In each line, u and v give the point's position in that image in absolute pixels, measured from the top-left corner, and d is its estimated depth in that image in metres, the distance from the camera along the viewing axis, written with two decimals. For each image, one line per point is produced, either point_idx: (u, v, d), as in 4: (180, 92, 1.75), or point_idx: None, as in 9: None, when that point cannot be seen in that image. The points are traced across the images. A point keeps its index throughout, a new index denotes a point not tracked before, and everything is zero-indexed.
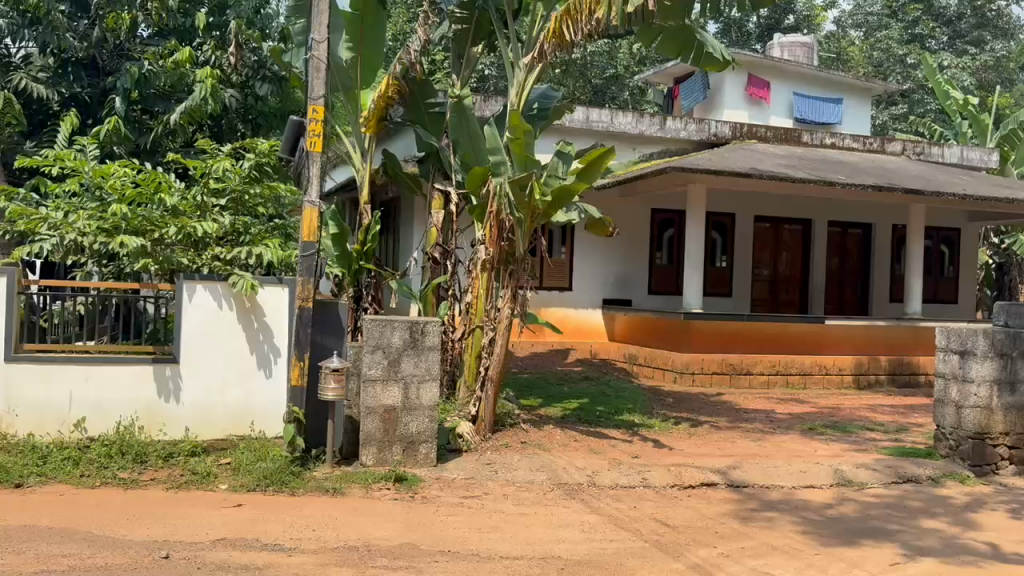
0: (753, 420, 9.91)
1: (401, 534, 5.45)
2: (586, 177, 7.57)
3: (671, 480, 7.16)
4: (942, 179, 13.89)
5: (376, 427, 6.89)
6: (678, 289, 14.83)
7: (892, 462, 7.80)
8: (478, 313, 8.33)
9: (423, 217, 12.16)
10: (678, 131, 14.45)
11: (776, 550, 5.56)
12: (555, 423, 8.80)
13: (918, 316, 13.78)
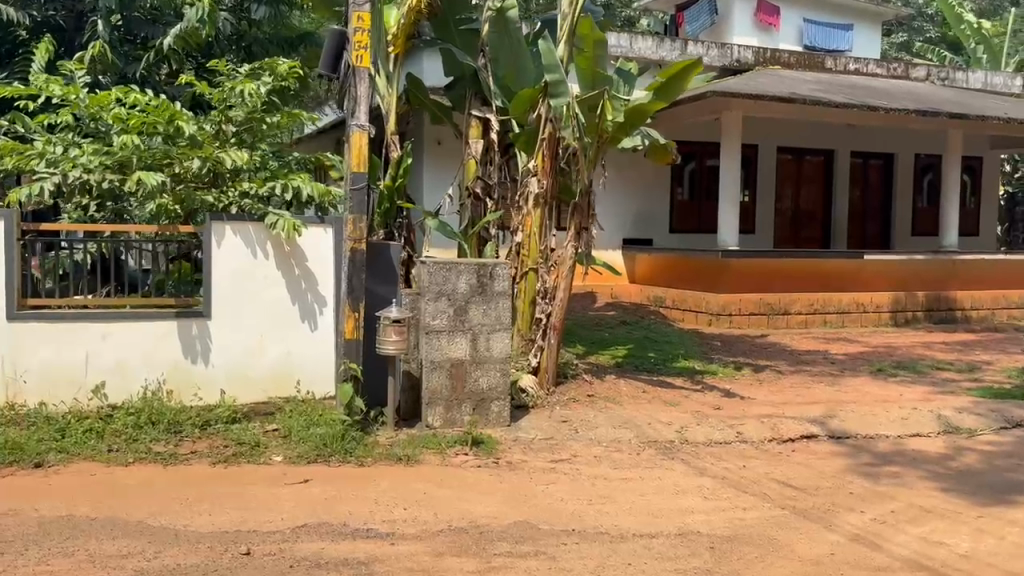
0: (814, 363, 9.24)
1: (508, 511, 4.65)
2: (664, 96, 6.71)
3: (768, 433, 6.45)
4: (978, 103, 13.24)
5: (443, 383, 6.07)
6: (699, 226, 14.07)
7: (994, 404, 7.19)
8: (530, 253, 7.29)
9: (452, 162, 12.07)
10: (699, 56, 13.62)
11: (933, 513, 4.87)
12: (615, 373, 8.02)
13: (953, 249, 13.22)
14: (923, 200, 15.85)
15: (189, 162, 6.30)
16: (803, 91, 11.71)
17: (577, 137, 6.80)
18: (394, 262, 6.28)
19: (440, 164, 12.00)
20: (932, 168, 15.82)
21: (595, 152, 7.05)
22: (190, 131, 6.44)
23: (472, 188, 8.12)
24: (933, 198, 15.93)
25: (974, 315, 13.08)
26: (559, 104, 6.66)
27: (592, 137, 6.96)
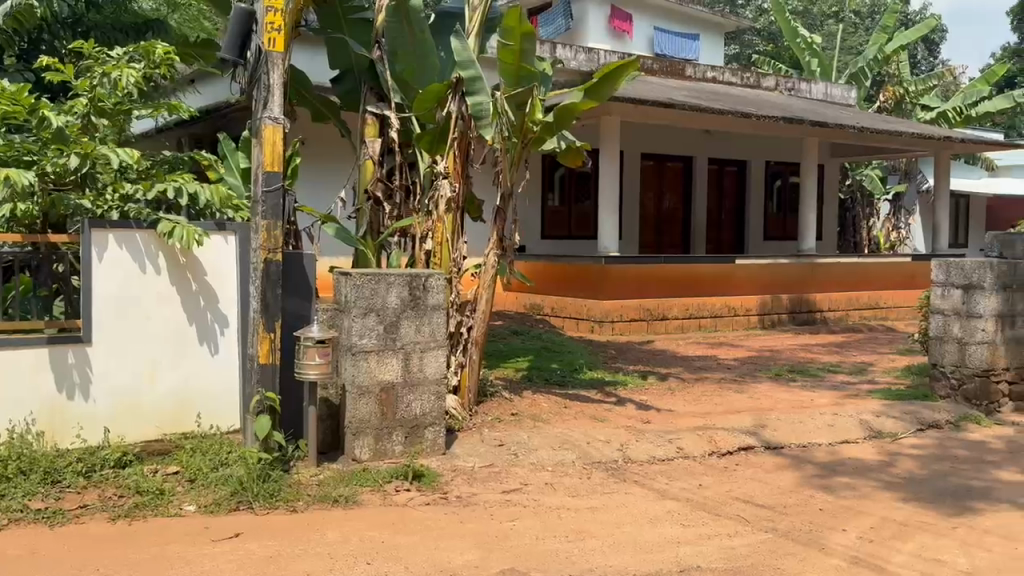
0: (712, 369, 9.20)
1: (489, 558, 4.08)
2: (594, 97, 6.37)
3: (708, 446, 6.20)
4: (829, 114, 13.87)
5: (372, 411, 5.38)
6: (571, 233, 13.96)
7: (903, 406, 7.34)
8: (442, 264, 6.40)
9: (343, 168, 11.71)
10: (567, 60, 13.41)
11: (912, 527, 4.75)
12: (529, 388, 7.54)
13: (811, 253, 13.77)
14: (773, 206, 16.46)
15: (64, 160, 5.35)
16: (678, 98, 11.77)
17: (504, 137, 6.42)
18: (310, 274, 5.58)
19: (327, 171, 11.54)
20: (780, 175, 16.48)
21: (518, 153, 6.62)
22: (58, 123, 5.47)
23: (371, 192, 6.59)
24: (781, 204, 16.59)
25: (830, 316, 13.75)
26: (479, 101, 6.23)
27: (518, 138, 6.53)
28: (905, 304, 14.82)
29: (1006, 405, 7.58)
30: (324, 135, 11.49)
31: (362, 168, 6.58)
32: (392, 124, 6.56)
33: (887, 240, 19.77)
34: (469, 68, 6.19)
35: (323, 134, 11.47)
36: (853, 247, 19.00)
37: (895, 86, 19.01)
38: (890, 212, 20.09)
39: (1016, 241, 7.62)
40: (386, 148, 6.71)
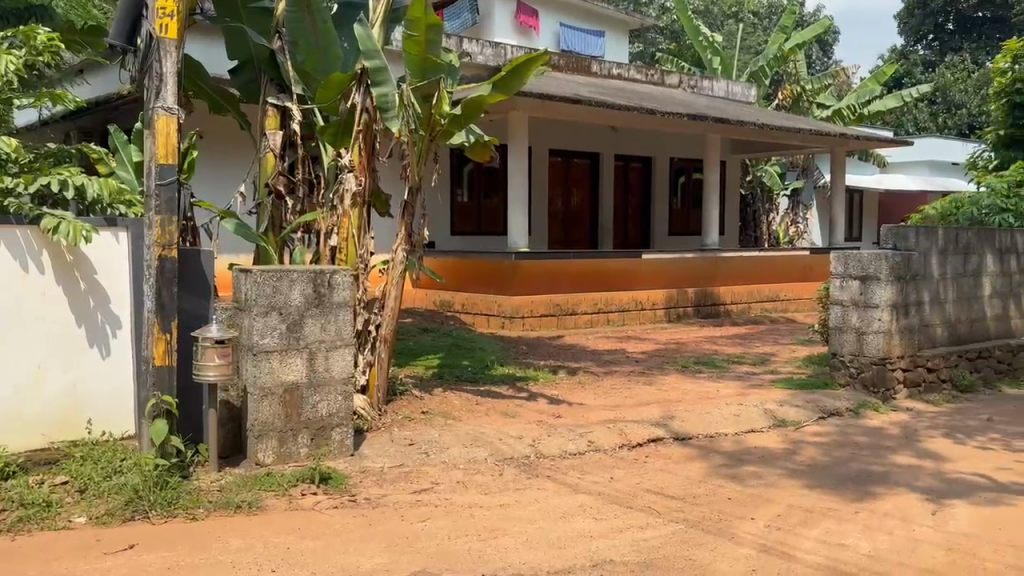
0: (622, 363, 9.27)
1: (399, 561, 3.97)
2: (503, 91, 6.27)
3: (618, 439, 6.22)
4: (730, 111, 14.19)
5: (276, 412, 5.20)
6: (480, 229, 13.93)
7: (805, 395, 7.54)
8: (348, 260, 6.17)
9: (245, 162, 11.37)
10: (475, 54, 13.33)
11: (817, 513, 4.84)
12: (440, 385, 7.44)
13: (715, 247, 14.07)
14: (677, 202, 16.76)
15: None
16: (585, 94, 11.83)
17: (411, 130, 6.24)
18: (208, 272, 5.34)
19: (230, 166, 11.22)
20: (684, 171, 16.79)
21: (425, 147, 6.49)
22: None
23: (273, 186, 6.28)
24: (685, 199, 16.90)
25: (733, 309, 14.06)
26: (385, 92, 6.01)
27: (425, 130, 6.40)
28: (803, 296, 15.29)
29: (901, 392, 7.86)
30: (225, 128, 11.13)
31: (262, 162, 6.28)
32: (294, 116, 6.26)
33: (786, 234, 20.44)
34: (374, 59, 5.96)
35: (221, 127, 11.10)
36: (754, 241, 19.43)
37: (793, 85, 19.60)
38: (789, 208, 20.77)
39: (908, 233, 7.90)
40: (288, 141, 6.46)
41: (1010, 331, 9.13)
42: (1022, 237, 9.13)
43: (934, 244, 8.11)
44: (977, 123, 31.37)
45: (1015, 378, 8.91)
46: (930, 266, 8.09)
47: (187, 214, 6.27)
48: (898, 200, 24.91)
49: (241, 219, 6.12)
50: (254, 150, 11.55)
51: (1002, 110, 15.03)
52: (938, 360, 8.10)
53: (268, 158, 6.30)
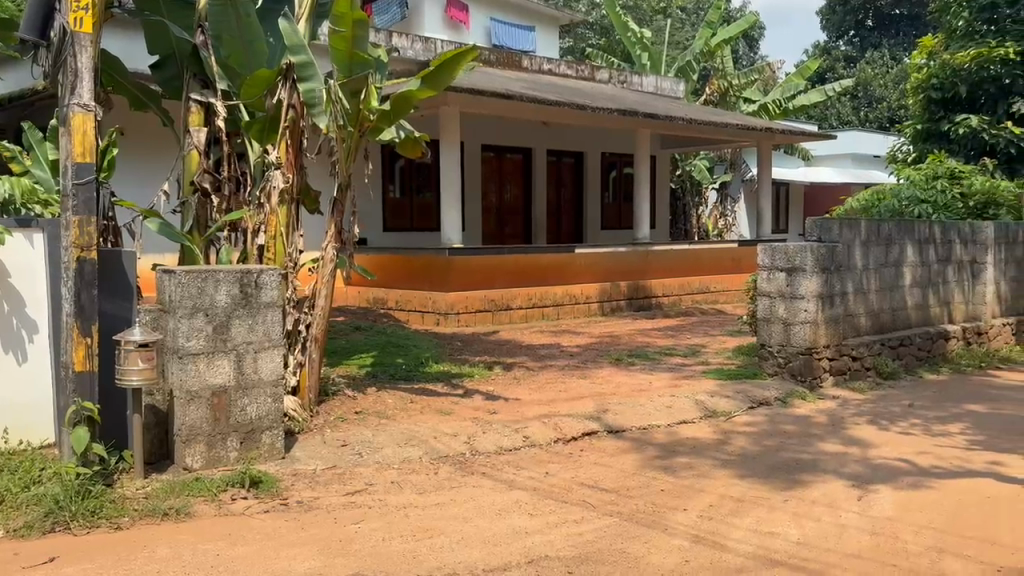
0: (556, 357, 9.30)
1: (332, 564, 3.90)
2: (432, 85, 6.22)
3: (553, 434, 6.23)
4: (659, 106, 14.36)
5: (203, 416, 5.08)
6: (413, 225, 13.86)
7: (736, 386, 7.67)
8: (276, 259, 6.08)
9: (167, 159, 11.08)
10: (404, 49, 13.23)
11: (748, 503, 4.92)
12: (373, 384, 7.36)
13: (646, 241, 14.23)
14: (609, 196, 16.91)
15: None
16: (517, 89, 11.83)
17: (339, 125, 6.14)
18: (130, 274, 5.18)
19: (154, 164, 10.96)
20: (615, 165, 16.95)
21: (354, 143, 6.37)
22: None
23: (199, 184, 6.03)
24: (616, 193, 17.07)
25: (665, 302, 14.23)
26: (312, 88, 5.94)
27: (354, 127, 6.30)
28: (733, 288, 15.57)
29: (827, 380, 8.05)
30: (146, 125, 10.83)
31: (186, 160, 6.06)
32: (220, 113, 6.07)
33: (715, 226, 20.81)
34: (300, 53, 5.86)
35: (142, 123, 10.79)
36: (684, 236, 19.78)
37: (720, 80, 19.92)
38: (717, 201, 21.14)
39: (832, 225, 8.10)
40: (212, 137, 6.25)
41: (929, 319, 9.43)
42: (939, 228, 9.44)
43: (857, 235, 8.33)
44: (896, 116, 32.41)
45: (935, 364, 9.21)
46: (853, 256, 8.31)
47: (107, 214, 6.06)
48: (823, 192, 25.57)
49: (165, 218, 5.95)
50: (177, 147, 11.22)
51: (920, 105, 15.54)
52: (862, 348, 8.31)
53: (191, 155, 6.09)
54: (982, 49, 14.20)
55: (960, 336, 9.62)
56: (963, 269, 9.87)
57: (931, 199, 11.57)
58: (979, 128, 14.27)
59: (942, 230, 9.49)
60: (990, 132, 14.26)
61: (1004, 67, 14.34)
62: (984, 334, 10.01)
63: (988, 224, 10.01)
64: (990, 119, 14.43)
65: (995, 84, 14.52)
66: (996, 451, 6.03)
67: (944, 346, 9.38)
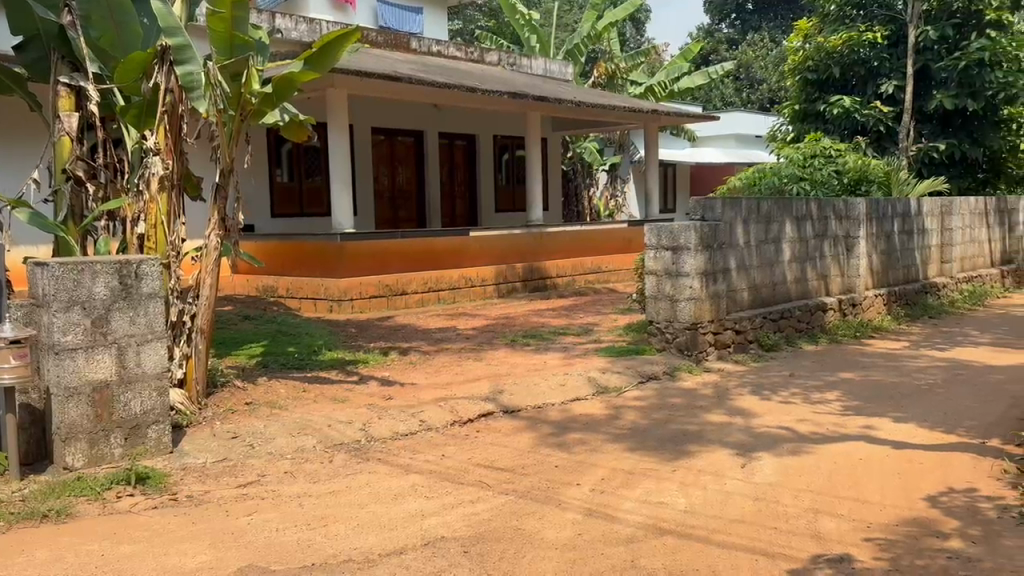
0: (451, 340, 9.32)
1: (223, 557, 3.83)
2: (316, 67, 6.09)
3: (449, 417, 6.25)
4: (549, 89, 14.48)
5: (84, 413, 4.89)
6: (303, 210, 13.62)
7: (625, 362, 7.87)
8: (157, 248, 5.85)
9: (36, 150, 10.57)
10: (288, 31, 12.93)
11: (639, 475, 5.07)
12: (264, 374, 7.22)
13: (539, 223, 14.37)
14: (502, 179, 17.00)
15: None
16: (405, 71, 11.74)
17: (219, 110, 5.95)
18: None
19: (22, 155, 10.44)
20: (507, 149, 17.02)
21: (236, 127, 6.17)
22: None
23: (71, 171, 5.74)
24: (509, 176, 17.16)
25: (559, 282, 14.41)
26: (189, 71, 5.78)
27: (235, 109, 6.10)
28: (624, 267, 15.92)
29: (712, 354, 8.33)
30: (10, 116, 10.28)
31: (56, 146, 5.75)
32: (91, 97, 5.75)
33: (607, 207, 21.25)
34: (176, 36, 5.73)
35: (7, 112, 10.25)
36: (577, 217, 20.30)
37: (607, 63, 20.15)
38: (607, 181, 21.59)
39: (715, 203, 8.38)
40: (85, 123, 5.95)
41: (808, 292, 9.86)
42: (816, 205, 9.87)
43: (738, 213, 8.64)
44: (776, 98, 33.71)
45: (814, 335, 9.65)
46: (735, 234, 8.62)
47: None
48: (708, 172, 26.32)
49: (35, 207, 5.62)
50: (46, 137, 10.72)
51: (796, 87, 16.15)
52: (745, 322, 8.64)
53: (62, 142, 5.78)
54: (853, 33, 14.91)
55: (836, 308, 10.10)
56: (839, 243, 10.35)
57: (808, 177, 12.09)
58: (852, 109, 14.94)
59: (819, 207, 9.93)
60: (862, 112, 14.93)
61: (872, 51, 15.10)
62: (859, 306, 10.52)
63: (860, 200, 10.52)
64: (861, 100, 15.10)
65: (865, 67, 15.19)
66: (868, 415, 6.38)
67: (822, 318, 9.84)
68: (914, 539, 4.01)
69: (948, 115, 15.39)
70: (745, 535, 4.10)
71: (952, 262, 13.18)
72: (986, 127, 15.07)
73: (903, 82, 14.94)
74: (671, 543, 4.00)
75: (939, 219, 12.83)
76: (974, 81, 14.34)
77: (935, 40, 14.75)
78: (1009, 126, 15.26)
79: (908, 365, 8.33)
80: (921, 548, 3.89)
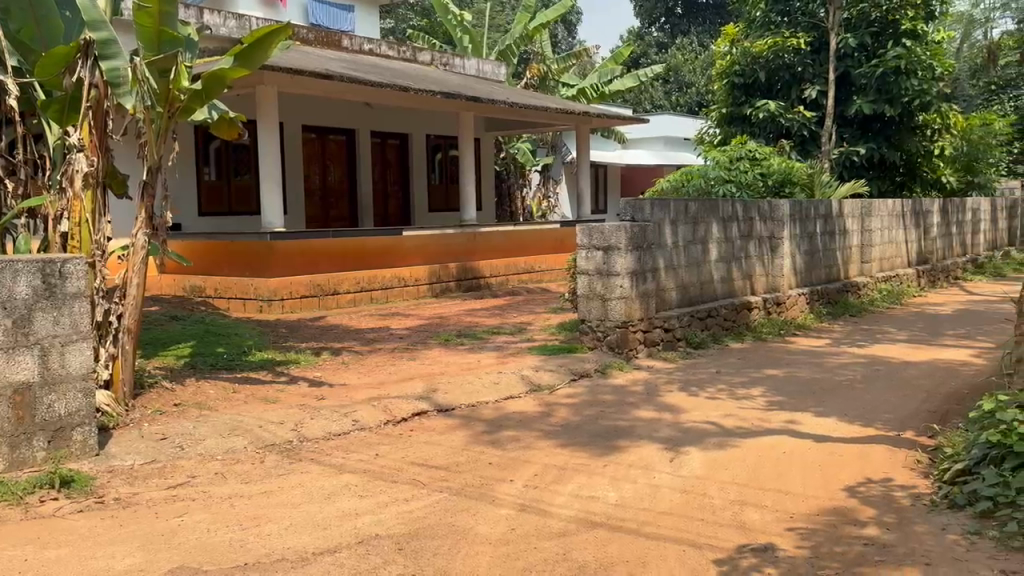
0: (384, 339, 9.30)
1: (154, 559, 3.78)
2: (246, 63, 6.03)
3: (383, 416, 6.25)
4: (482, 89, 14.53)
5: (4, 416, 4.76)
6: (230, 209, 13.45)
7: (557, 360, 7.97)
8: (81, 247, 5.71)
9: None
10: (217, 26, 12.70)
11: (571, 470, 5.16)
12: (193, 375, 7.10)
13: (473, 223, 14.42)
14: (435, 178, 16.98)
15: None
16: (336, 69, 11.67)
17: (146, 106, 5.80)
18: None
19: None
20: (440, 148, 17.01)
21: (164, 124, 6.05)
22: None
23: None
24: (442, 176, 17.15)
25: (492, 281, 14.45)
26: (115, 66, 5.68)
27: (162, 106, 5.97)
28: (557, 266, 16.06)
29: (641, 351, 8.49)
30: None
31: None
32: (10, 92, 5.57)
33: (539, 207, 21.43)
34: (100, 29, 5.62)
35: None
36: (509, 217, 20.24)
37: (539, 65, 20.31)
38: (540, 182, 21.80)
39: (644, 204, 8.54)
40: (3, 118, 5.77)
41: (734, 291, 10.10)
42: (741, 207, 10.12)
43: (666, 214, 8.82)
44: (704, 101, 34.36)
45: (740, 333, 9.89)
46: (663, 235, 8.80)
47: None
48: (639, 173, 26.71)
49: None
50: None
51: (724, 90, 16.46)
52: (673, 321, 8.83)
53: None
54: (777, 38, 15.33)
55: (761, 306, 10.37)
56: (763, 244, 10.63)
57: (735, 179, 12.40)
58: (777, 113, 15.36)
59: (744, 209, 10.19)
60: (786, 116, 15.36)
61: (796, 57, 15.58)
62: (783, 304, 10.83)
63: (784, 202, 10.83)
64: (785, 104, 15.56)
65: (789, 72, 15.73)
66: (791, 410, 6.59)
67: (747, 317, 10.10)
68: (834, 527, 4.17)
69: (868, 121, 15.95)
70: (673, 526, 4.22)
71: (871, 262, 13.61)
72: (903, 132, 15.62)
73: (824, 88, 15.47)
74: (602, 536, 4.09)
75: (859, 220, 13.26)
76: (892, 87, 14.87)
77: (855, 47, 15.29)
78: (924, 131, 15.82)
79: (830, 362, 8.62)
80: (839, 536, 4.05)
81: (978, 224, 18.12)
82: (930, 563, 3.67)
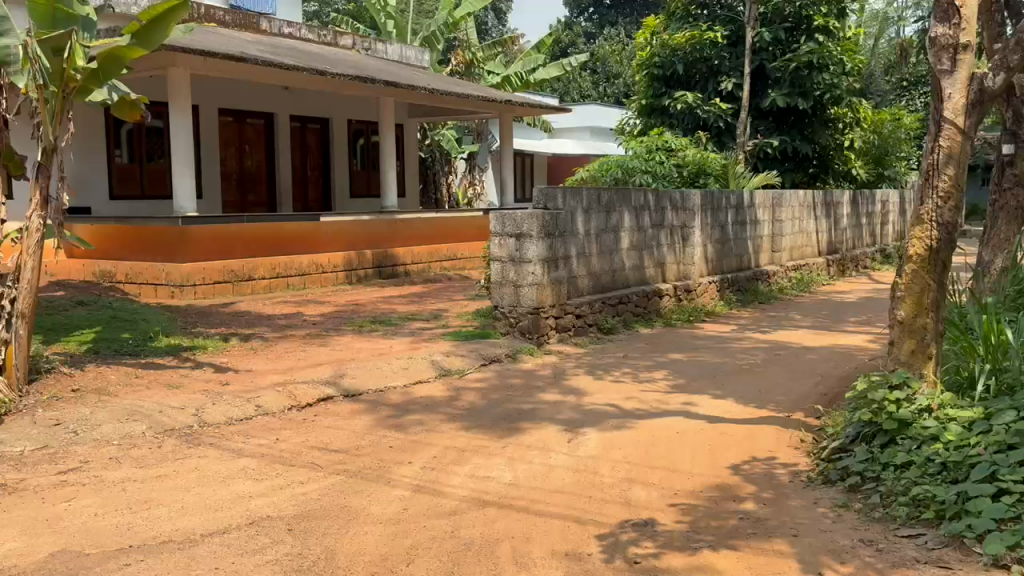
0: (297, 326, 9.27)
1: (35, 543, 3.75)
2: (145, 42, 5.98)
3: (287, 401, 6.24)
4: (404, 75, 14.50)
5: None
6: (144, 192, 13.21)
7: (469, 346, 8.05)
8: None
9: None
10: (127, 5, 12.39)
11: (469, 451, 5.25)
12: (94, 361, 6.99)
13: (393, 210, 14.41)
14: (357, 164, 16.88)
15: None
16: (251, 52, 11.48)
17: (38, 86, 5.56)
18: None
19: None
20: (362, 134, 16.90)
21: (59, 105, 5.87)
22: None
23: None
24: (364, 161, 17.05)
25: (413, 268, 14.44)
26: (6, 44, 5.53)
27: (57, 85, 5.80)
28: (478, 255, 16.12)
29: (553, 337, 8.63)
30: None
31: None
32: None
33: (465, 195, 21.48)
34: None
35: None
36: (435, 204, 20.29)
37: (464, 52, 20.28)
38: (466, 169, 21.81)
39: (556, 193, 8.65)
40: None
41: (646, 279, 10.32)
42: (654, 196, 10.34)
43: (579, 202, 8.96)
44: (630, 92, 34.82)
45: (651, 320, 10.13)
46: (576, 223, 8.95)
47: None
48: (565, 163, 26.96)
49: None
50: None
51: (644, 81, 16.72)
52: (585, 307, 8.99)
53: None
54: (696, 32, 15.67)
55: (672, 294, 10.61)
56: (675, 233, 10.87)
57: (651, 169, 12.65)
58: (695, 105, 15.70)
59: (657, 198, 10.41)
60: (704, 108, 15.68)
61: (714, 50, 15.90)
62: (694, 292, 11.12)
63: (695, 192, 11.10)
64: (703, 97, 15.87)
65: (706, 64, 16.04)
66: (690, 393, 6.80)
67: (658, 304, 10.33)
68: (715, 503, 4.35)
69: (782, 114, 16.39)
70: (562, 504, 4.34)
71: (782, 251, 14.04)
72: (816, 125, 16.14)
73: (740, 80, 15.83)
74: (492, 514, 4.19)
75: (771, 210, 13.66)
76: (805, 82, 15.37)
77: (770, 42, 15.69)
78: (836, 124, 16.37)
79: (735, 347, 8.89)
80: (718, 511, 4.23)
81: (887, 215, 18.79)
82: (798, 534, 3.87)
